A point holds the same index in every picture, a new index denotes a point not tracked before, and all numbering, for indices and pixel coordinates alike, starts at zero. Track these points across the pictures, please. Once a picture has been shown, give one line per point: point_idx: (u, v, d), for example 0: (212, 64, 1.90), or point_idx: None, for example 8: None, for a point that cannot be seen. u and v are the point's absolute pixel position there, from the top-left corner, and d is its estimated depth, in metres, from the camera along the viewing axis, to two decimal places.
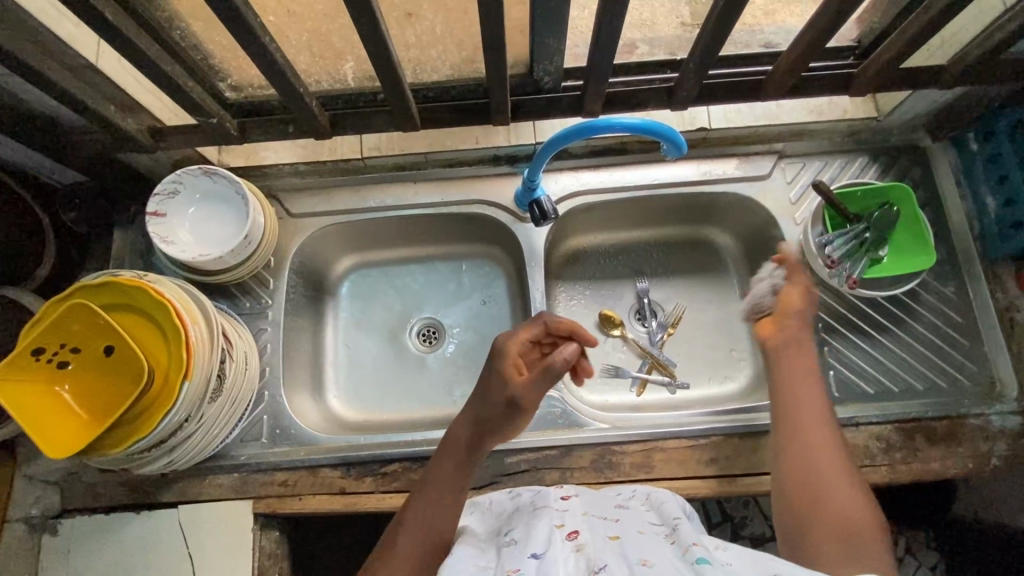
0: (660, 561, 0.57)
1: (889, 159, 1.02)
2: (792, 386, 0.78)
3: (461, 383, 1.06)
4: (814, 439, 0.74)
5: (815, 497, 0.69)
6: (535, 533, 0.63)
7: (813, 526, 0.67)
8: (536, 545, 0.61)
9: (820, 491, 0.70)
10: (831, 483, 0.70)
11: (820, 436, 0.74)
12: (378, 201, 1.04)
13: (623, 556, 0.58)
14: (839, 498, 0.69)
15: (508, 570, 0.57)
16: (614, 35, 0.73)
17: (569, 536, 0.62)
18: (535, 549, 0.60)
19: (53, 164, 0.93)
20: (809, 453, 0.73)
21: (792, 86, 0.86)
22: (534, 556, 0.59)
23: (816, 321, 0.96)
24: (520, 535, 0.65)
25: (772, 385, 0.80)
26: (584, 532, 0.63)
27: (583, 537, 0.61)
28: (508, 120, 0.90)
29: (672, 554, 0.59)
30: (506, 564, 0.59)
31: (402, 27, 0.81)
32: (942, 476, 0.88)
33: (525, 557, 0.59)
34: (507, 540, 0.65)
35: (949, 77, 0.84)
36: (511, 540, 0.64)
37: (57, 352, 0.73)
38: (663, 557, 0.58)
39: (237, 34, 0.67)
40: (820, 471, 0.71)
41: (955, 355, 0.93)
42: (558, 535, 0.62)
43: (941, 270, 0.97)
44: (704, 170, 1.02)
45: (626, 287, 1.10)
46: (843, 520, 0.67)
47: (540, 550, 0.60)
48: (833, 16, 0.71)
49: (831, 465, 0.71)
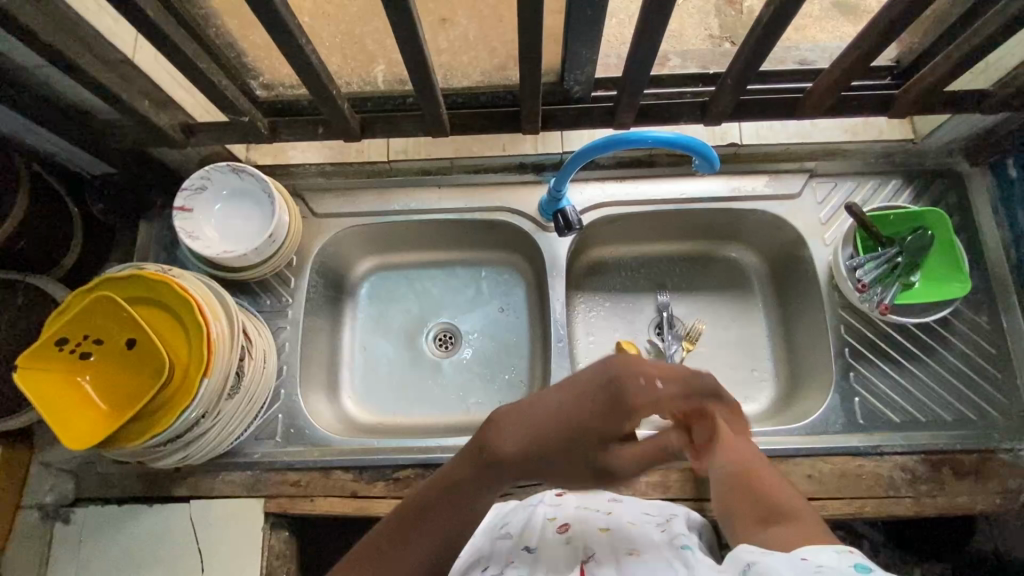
0: (647, 552, 0.61)
1: (924, 182, 0.99)
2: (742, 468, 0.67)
3: (475, 391, 1.05)
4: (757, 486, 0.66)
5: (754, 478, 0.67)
6: (530, 529, 0.70)
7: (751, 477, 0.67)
8: (530, 540, 0.67)
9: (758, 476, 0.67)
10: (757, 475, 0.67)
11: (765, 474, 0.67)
12: (402, 204, 1.04)
13: (612, 548, 0.63)
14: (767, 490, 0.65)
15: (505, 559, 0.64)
16: (652, 49, 0.72)
17: (561, 530, 0.68)
18: (529, 543, 0.67)
19: (80, 153, 0.94)
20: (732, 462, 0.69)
21: (830, 106, 0.84)
22: (527, 551, 0.65)
23: (844, 346, 0.94)
24: (517, 530, 0.71)
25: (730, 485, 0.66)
26: (575, 524, 0.69)
27: (573, 529, 0.68)
28: (538, 129, 0.90)
29: (659, 542, 0.64)
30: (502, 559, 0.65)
31: (436, 32, 0.80)
32: (968, 511, 0.86)
33: (520, 550, 0.66)
34: (504, 532, 0.71)
35: (992, 103, 0.82)
36: (506, 532, 0.71)
37: (80, 343, 0.73)
38: (650, 546, 0.62)
39: (276, 34, 0.67)
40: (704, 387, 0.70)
41: (985, 386, 0.91)
42: (551, 530, 0.68)
43: (974, 298, 0.94)
44: (734, 186, 1.00)
45: (645, 300, 1.09)
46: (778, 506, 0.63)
47: (534, 544, 0.66)
48: (881, 36, 0.69)
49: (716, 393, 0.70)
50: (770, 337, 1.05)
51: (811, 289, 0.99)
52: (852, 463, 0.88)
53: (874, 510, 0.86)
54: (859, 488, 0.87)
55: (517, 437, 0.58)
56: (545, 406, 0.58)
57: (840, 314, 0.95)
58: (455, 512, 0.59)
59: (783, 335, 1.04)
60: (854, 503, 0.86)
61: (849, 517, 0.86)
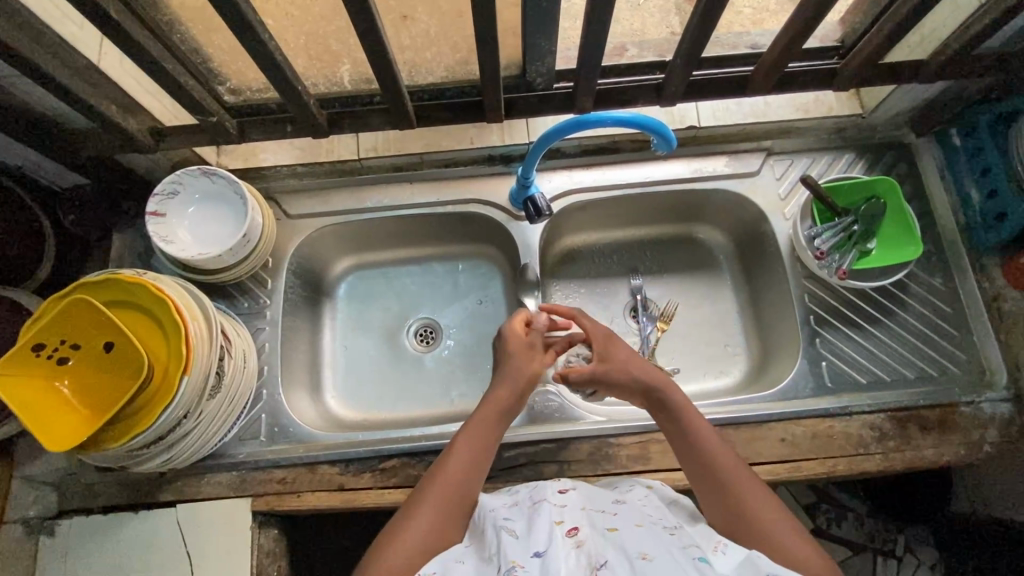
0: (660, 556, 0.58)
1: (875, 155, 1.04)
2: (742, 484, 0.70)
3: (457, 383, 1.07)
4: (757, 497, 0.69)
5: (750, 491, 0.69)
6: (537, 528, 0.63)
7: (747, 487, 0.69)
8: (538, 543, 0.61)
9: (752, 491, 0.69)
10: (752, 486, 0.70)
11: (754, 493, 0.69)
12: (374, 202, 1.06)
13: (621, 550, 0.59)
14: (767, 505, 0.68)
15: (511, 562, 0.58)
16: (603, 35, 0.75)
17: (569, 533, 0.62)
18: (537, 547, 0.60)
19: (50, 167, 0.95)
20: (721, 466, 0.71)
21: (776, 82, 0.89)
22: (538, 556, 0.59)
23: (809, 314, 0.97)
24: (522, 527, 0.65)
25: (731, 497, 0.69)
26: (585, 528, 0.64)
27: (584, 533, 0.62)
28: (502, 118, 0.92)
29: (671, 546, 0.61)
30: (507, 557, 0.59)
31: (398, 29, 0.83)
32: (936, 463, 0.89)
33: (528, 556, 0.59)
34: (506, 528, 0.65)
35: (929, 72, 0.86)
36: (512, 530, 0.64)
37: (57, 348, 0.73)
38: (662, 550, 0.59)
39: (238, 32, 0.68)
40: (641, 379, 0.81)
41: (944, 344, 0.95)
42: (559, 532, 0.62)
43: (927, 262, 0.99)
44: (696, 168, 1.04)
45: (619, 285, 1.12)
46: (779, 527, 0.66)
47: (544, 548, 0.60)
48: (816, 12, 0.73)
49: (649, 373, 0.82)
50: (739, 311, 1.09)
51: (774, 263, 1.03)
52: (823, 424, 0.91)
53: (846, 468, 0.89)
54: (830, 448, 0.90)
55: (521, 362, 0.84)
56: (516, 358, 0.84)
57: (804, 284, 0.99)
58: (477, 438, 0.76)
59: (752, 309, 1.08)
60: (827, 463, 0.89)
61: (824, 477, 0.89)
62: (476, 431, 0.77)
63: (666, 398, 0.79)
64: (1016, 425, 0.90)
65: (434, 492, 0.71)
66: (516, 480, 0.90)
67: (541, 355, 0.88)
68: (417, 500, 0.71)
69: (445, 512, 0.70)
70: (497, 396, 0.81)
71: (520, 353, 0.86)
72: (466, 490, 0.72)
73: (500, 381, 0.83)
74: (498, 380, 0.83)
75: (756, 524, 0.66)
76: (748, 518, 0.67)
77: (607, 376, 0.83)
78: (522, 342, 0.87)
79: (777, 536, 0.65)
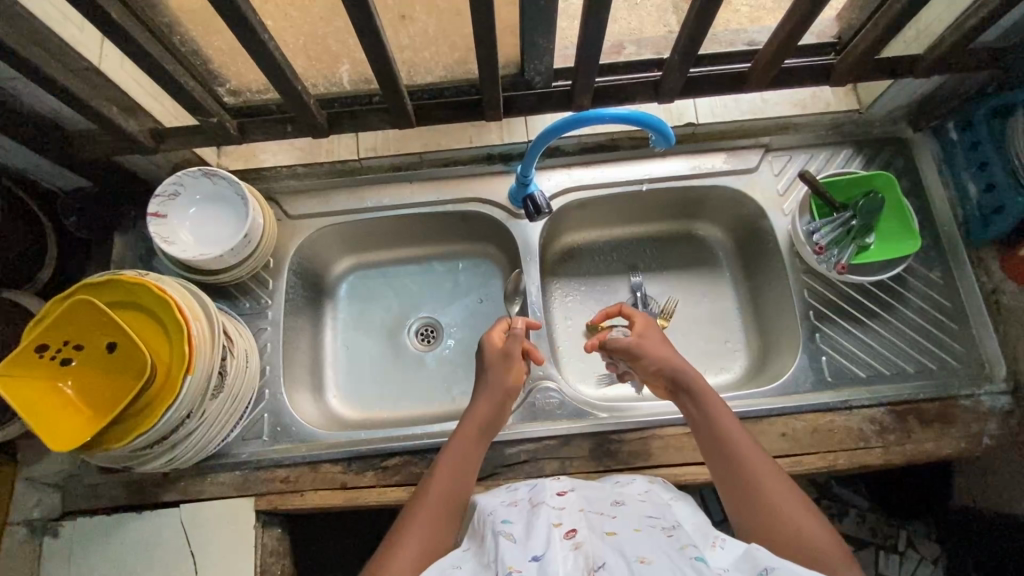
0: (659, 559, 0.58)
1: (873, 150, 1.05)
2: (760, 473, 0.70)
3: (459, 381, 1.07)
4: (775, 486, 0.69)
5: (768, 480, 0.69)
6: (534, 532, 0.63)
7: (764, 477, 0.70)
8: (536, 547, 0.60)
9: (771, 481, 0.69)
10: (770, 475, 0.70)
11: (773, 483, 0.69)
12: (374, 202, 1.06)
13: (620, 552, 0.59)
14: (785, 494, 0.68)
15: (509, 567, 0.58)
16: (600, 33, 0.75)
17: (568, 536, 0.62)
18: (535, 551, 0.60)
19: (51, 170, 0.95)
20: (739, 457, 0.72)
21: (774, 78, 0.90)
22: (535, 560, 0.59)
23: (809, 309, 0.98)
24: (520, 530, 0.64)
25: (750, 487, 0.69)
26: (583, 530, 0.63)
27: (582, 535, 0.62)
28: (500, 116, 0.93)
29: (668, 548, 0.60)
30: (505, 562, 0.58)
31: (396, 28, 0.83)
32: (936, 457, 0.89)
33: (526, 560, 0.59)
34: (505, 532, 0.64)
35: (925, 66, 0.86)
36: (510, 533, 0.64)
37: (61, 349, 0.74)
38: (660, 553, 0.59)
39: (238, 33, 0.69)
40: (667, 362, 0.83)
41: (943, 337, 0.95)
42: (557, 535, 0.62)
43: (926, 256, 0.99)
44: (695, 165, 1.04)
45: (619, 282, 1.12)
46: (798, 516, 0.66)
47: (542, 552, 0.60)
48: (812, 8, 0.73)
49: (677, 357, 0.84)
50: (739, 308, 1.09)
51: (774, 259, 1.03)
52: (823, 418, 0.91)
53: (846, 463, 0.89)
54: (831, 442, 0.90)
55: (497, 374, 0.86)
56: (492, 371, 0.86)
57: (803, 279, 0.99)
58: (461, 453, 0.78)
59: (752, 305, 1.09)
60: (828, 456, 0.89)
61: (825, 470, 0.89)
62: (459, 445, 0.79)
63: (688, 382, 0.80)
64: (1015, 418, 0.90)
65: (428, 504, 0.73)
66: (518, 476, 0.90)
67: (519, 361, 0.88)
68: (424, 504, 0.73)
69: (436, 524, 0.71)
70: (478, 411, 0.82)
71: (496, 364, 0.87)
72: (453, 502, 0.74)
73: (481, 394, 0.84)
74: (479, 394, 0.85)
75: (774, 513, 0.67)
76: (766, 507, 0.67)
77: (639, 346, 0.86)
78: (496, 350, 0.88)
79: (795, 526, 0.65)
